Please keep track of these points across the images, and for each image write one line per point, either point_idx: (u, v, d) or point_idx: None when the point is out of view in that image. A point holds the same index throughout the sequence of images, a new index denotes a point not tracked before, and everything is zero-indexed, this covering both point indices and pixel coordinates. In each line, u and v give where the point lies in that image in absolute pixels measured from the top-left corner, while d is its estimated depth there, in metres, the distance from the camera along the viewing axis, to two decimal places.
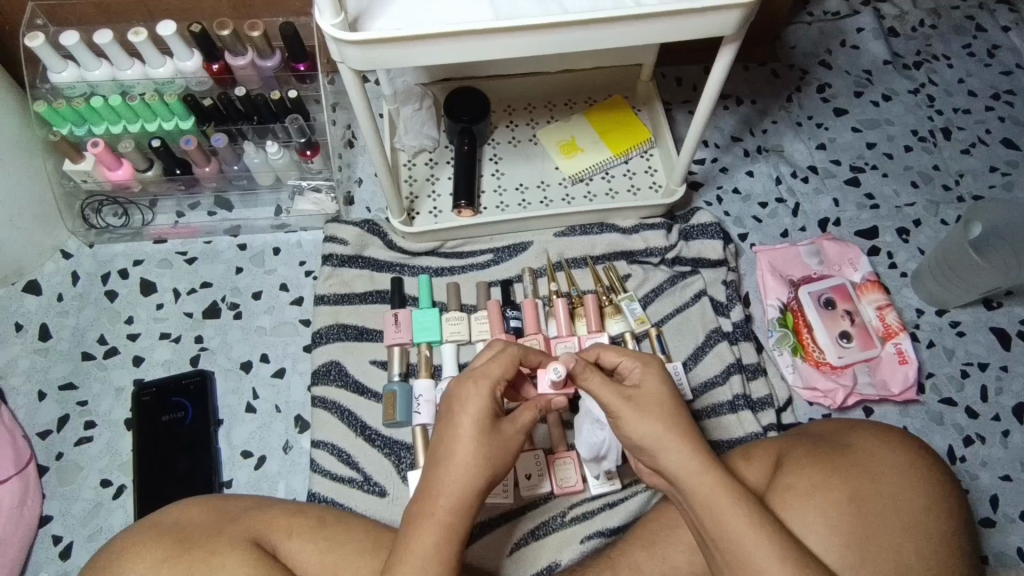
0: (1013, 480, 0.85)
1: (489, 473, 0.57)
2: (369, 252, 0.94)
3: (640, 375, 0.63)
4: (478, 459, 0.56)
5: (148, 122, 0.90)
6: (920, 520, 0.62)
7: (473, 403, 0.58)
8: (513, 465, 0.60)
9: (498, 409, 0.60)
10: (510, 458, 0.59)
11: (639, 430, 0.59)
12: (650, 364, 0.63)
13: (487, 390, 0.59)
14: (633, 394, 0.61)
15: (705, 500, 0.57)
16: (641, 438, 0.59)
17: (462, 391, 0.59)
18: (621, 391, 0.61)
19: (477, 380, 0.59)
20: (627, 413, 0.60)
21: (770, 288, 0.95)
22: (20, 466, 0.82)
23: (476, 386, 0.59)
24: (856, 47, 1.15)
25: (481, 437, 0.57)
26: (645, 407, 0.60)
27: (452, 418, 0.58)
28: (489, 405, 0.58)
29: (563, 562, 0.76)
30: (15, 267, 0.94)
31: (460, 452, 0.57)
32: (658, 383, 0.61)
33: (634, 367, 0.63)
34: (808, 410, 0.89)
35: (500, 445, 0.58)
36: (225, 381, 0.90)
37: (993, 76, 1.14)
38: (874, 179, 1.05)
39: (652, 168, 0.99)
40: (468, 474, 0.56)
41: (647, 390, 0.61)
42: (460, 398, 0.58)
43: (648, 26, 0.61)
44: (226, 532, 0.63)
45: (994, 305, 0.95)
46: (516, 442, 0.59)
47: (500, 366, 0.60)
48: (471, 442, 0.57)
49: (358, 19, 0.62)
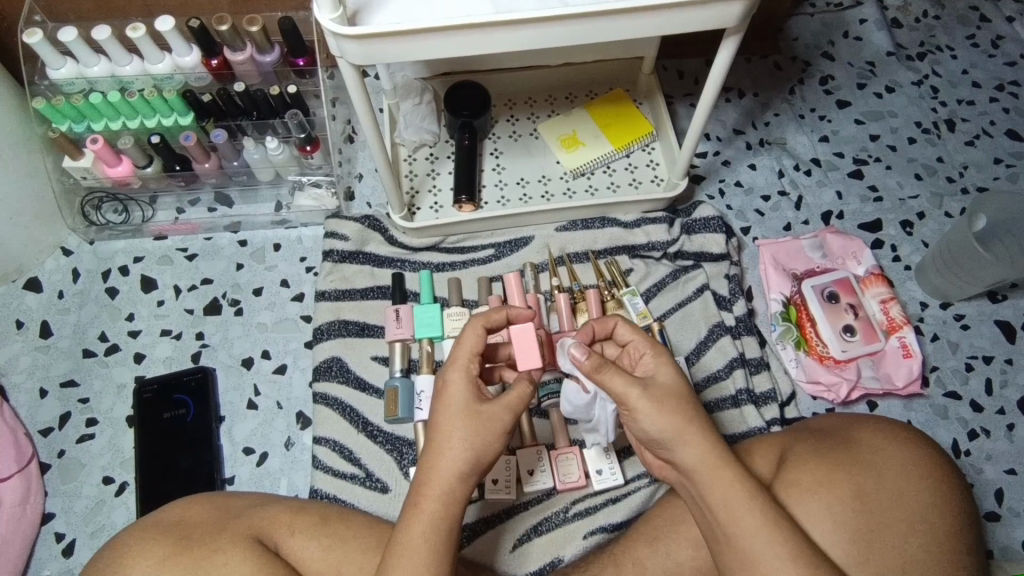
0: (1018, 473, 0.85)
1: (473, 459, 0.56)
2: (370, 247, 0.94)
3: (651, 365, 0.61)
4: (461, 445, 0.56)
5: (148, 118, 0.89)
6: (927, 517, 0.61)
7: (452, 392, 0.58)
8: (501, 447, 0.58)
9: (481, 393, 0.59)
10: (498, 440, 0.57)
11: (655, 422, 0.58)
12: (663, 355, 0.61)
13: (464, 373, 0.58)
14: (647, 385, 0.59)
15: (718, 496, 0.57)
16: (657, 430, 0.58)
17: (442, 380, 0.59)
18: (636, 381, 0.58)
19: (452, 365, 0.59)
20: (643, 406, 0.58)
21: (773, 283, 0.94)
22: (22, 463, 0.82)
23: (452, 372, 0.58)
24: (859, 38, 1.15)
25: (461, 423, 0.56)
26: (661, 399, 0.58)
27: (434, 408, 0.58)
28: (468, 389, 0.58)
29: (566, 557, 0.76)
30: (16, 264, 0.94)
31: (441, 439, 0.56)
32: (672, 376, 0.60)
33: (646, 357, 0.62)
34: (812, 404, 0.89)
35: (483, 428, 0.56)
36: (227, 377, 0.90)
37: (997, 67, 1.13)
38: (878, 171, 1.05)
39: (654, 161, 0.98)
40: (450, 461, 0.55)
41: (662, 381, 0.60)
42: (441, 387, 0.58)
43: (652, 18, 0.60)
44: (229, 530, 0.63)
45: (999, 298, 0.95)
46: (504, 422, 0.57)
47: (478, 350, 0.59)
48: (452, 428, 0.56)
49: (357, 13, 0.61)
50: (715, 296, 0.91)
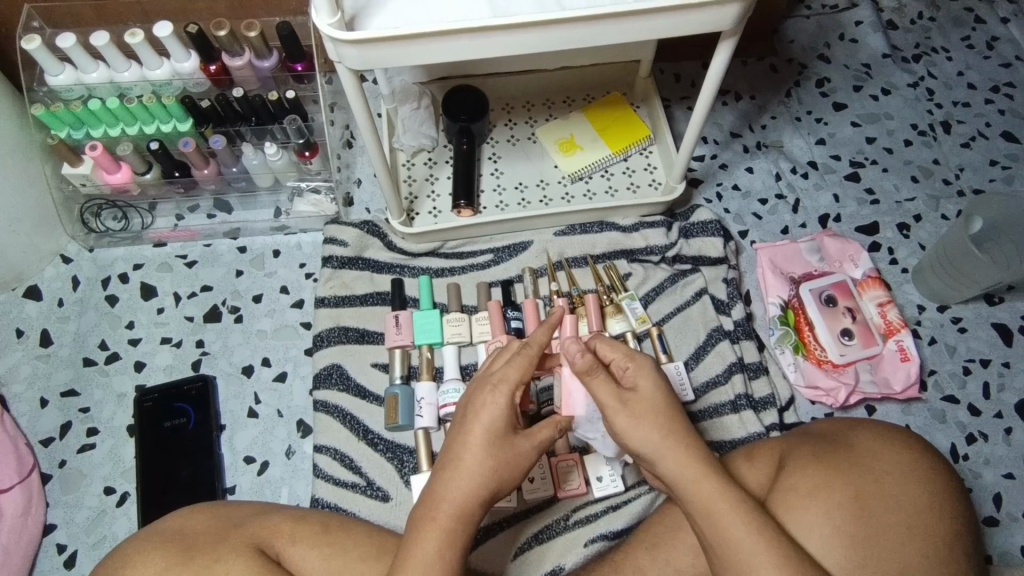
0: (1015, 477, 0.85)
1: (495, 483, 0.57)
2: (369, 253, 0.94)
3: (634, 375, 0.61)
4: (484, 470, 0.56)
5: (146, 125, 0.89)
6: (923, 522, 0.61)
7: (491, 414, 0.57)
8: (522, 477, 0.59)
9: (515, 421, 0.59)
10: (519, 472, 0.59)
11: (636, 437, 0.60)
12: (643, 366, 0.62)
13: (507, 398, 0.58)
14: (627, 398, 0.60)
15: (700, 508, 0.57)
16: (636, 445, 0.60)
17: (481, 398, 0.58)
18: (615, 396, 0.60)
19: (496, 387, 0.58)
20: (622, 420, 0.60)
21: (772, 286, 0.95)
22: (23, 474, 0.82)
23: (494, 395, 0.58)
24: (855, 40, 1.15)
25: (493, 447, 0.57)
26: (638, 414, 0.60)
27: (465, 425, 0.58)
28: (505, 416, 0.58)
29: (567, 565, 0.76)
30: (15, 273, 0.94)
31: (470, 460, 0.56)
32: (653, 385, 0.61)
33: (625, 367, 0.62)
34: (810, 409, 0.89)
35: (511, 458, 0.57)
36: (227, 385, 0.90)
37: (992, 68, 1.14)
38: (874, 174, 1.05)
39: (652, 165, 0.98)
40: (476, 484, 0.56)
41: (641, 393, 0.60)
42: (477, 405, 0.58)
43: (650, 21, 0.61)
44: (229, 539, 0.63)
45: (995, 301, 0.95)
46: (528, 456, 0.59)
47: (524, 380, 0.59)
48: (481, 455, 0.57)
49: (354, 18, 0.62)
50: (713, 301, 0.91)
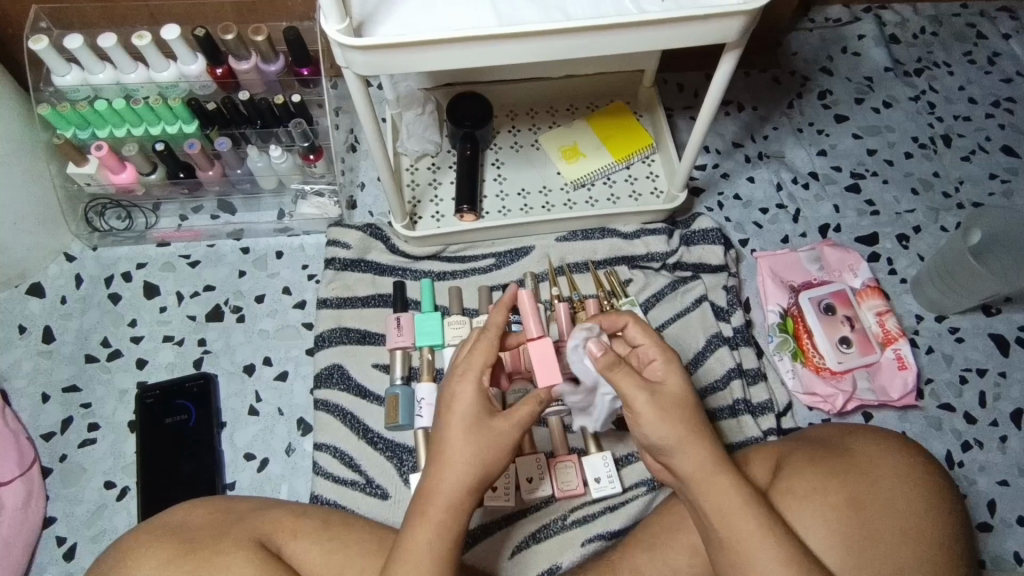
0: (1010, 484, 0.86)
1: (482, 469, 0.57)
2: (372, 255, 0.94)
3: (661, 370, 0.61)
4: (468, 460, 0.56)
5: (152, 126, 0.90)
6: (920, 526, 0.62)
7: (462, 402, 0.57)
8: (510, 460, 0.59)
9: (490, 404, 0.59)
10: (506, 454, 0.58)
11: (658, 430, 0.58)
12: (671, 360, 0.61)
13: (475, 386, 0.58)
14: (655, 390, 0.59)
15: (711, 501, 0.58)
16: (658, 437, 0.59)
17: (451, 391, 0.58)
18: (645, 388, 0.59)
19: (462, 377, 0.58)
20: (649, 413, 0.58)
21: (771, 294, 0.95)
22: (24, 467, 0.82)
23: (462, 385, 0.58)
24: (857, 54, 1.16)
25: (471, 434, 0.57)
26: (666, 407, 0.59)
27: (442, 419, 0.58)
28: (477, 403, 0.58)
29: (564, 564, 0.77)
30: (19, 269, 0.94)
31: (450, 450, 0.56)
32: (682, 382, 0.60)
33: (655, 361, 0.62)
34: (807, 415, 0.90)
35: (492, 442, 0.57)
36: (229, 383, 0.91)
37: (993, 83, 1.15)
38: (874, 185, 1.06)
39: (653, 173, 0.99)
40: (461, 474, 0.56)
41: (669, 388, 0.60)
42: (449, 397, 0.58)
43: (654, 32, 0.62)
44: (231, 532, 0.63)
45: (993, 311, 0.96)
46: (511, 436, 0.58)
47: (488, 363, 0.59)
48: (460, 445, 0.56)
49: (362, 24, 0.63)
50: (713, 307, 0.92)
